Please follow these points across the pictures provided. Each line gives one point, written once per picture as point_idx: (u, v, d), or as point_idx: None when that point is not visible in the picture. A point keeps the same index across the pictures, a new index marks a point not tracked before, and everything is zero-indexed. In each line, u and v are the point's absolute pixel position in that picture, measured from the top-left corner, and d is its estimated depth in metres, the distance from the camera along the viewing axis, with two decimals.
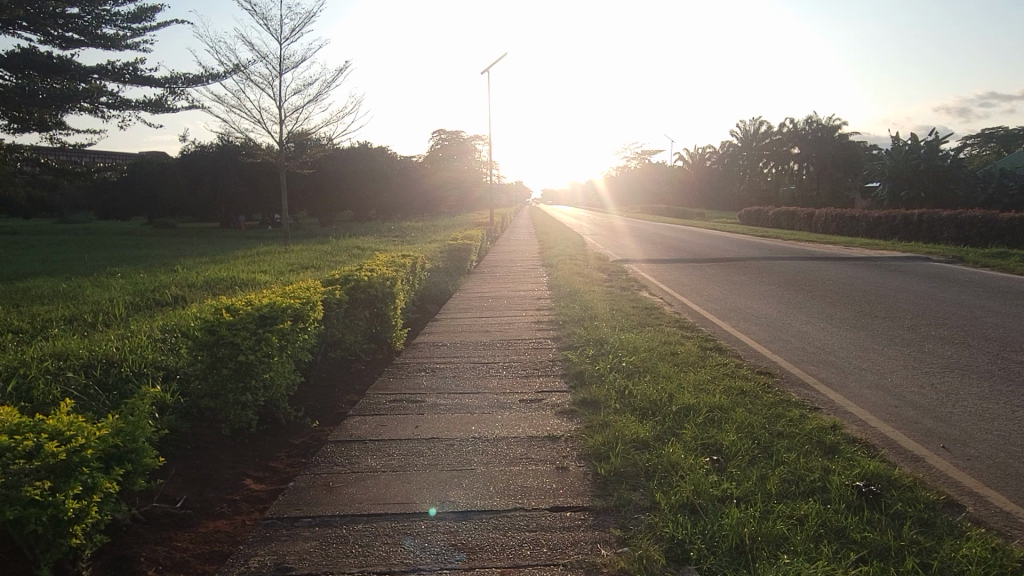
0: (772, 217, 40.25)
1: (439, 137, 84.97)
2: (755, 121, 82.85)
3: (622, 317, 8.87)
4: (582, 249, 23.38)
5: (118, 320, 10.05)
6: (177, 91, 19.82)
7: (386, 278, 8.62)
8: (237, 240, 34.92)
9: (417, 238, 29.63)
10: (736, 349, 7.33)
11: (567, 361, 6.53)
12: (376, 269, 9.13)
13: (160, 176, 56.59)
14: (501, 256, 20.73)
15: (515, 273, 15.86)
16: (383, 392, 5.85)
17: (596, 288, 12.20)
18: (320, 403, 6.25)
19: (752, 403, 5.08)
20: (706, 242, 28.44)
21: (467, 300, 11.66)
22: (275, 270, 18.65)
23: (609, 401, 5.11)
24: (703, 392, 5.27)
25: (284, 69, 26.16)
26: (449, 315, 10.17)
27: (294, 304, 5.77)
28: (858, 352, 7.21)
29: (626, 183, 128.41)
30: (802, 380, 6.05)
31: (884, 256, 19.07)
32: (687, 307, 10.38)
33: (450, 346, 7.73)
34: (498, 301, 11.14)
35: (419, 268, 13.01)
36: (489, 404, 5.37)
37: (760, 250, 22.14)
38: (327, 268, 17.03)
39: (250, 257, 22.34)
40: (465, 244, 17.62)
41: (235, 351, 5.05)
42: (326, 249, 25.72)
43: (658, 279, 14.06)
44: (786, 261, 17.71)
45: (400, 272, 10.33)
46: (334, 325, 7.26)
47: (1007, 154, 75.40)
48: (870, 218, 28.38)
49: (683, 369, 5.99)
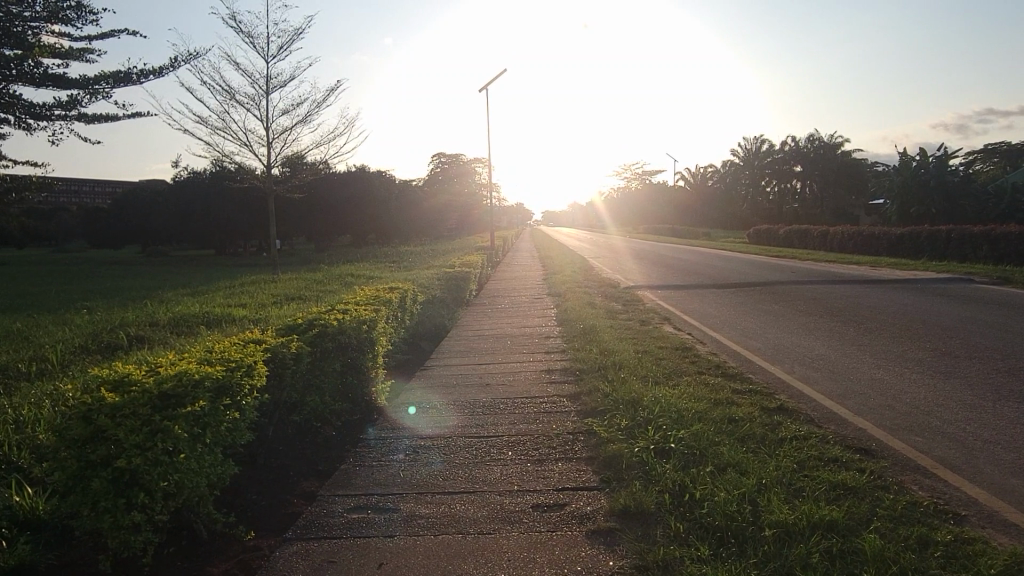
0: (783, 236, 38.92)
1: (438, 161, 84.08)
2: (757, 139, 81.73)
3: (652, 363, 7.29)
4: (589, 274, 21.88)
5: (52, 371, 8.47)
6: (94, 90, 18.25)
7: (360, 320, 7.00)
8: (227, 269, 33.43)
9: (414, 265, 28.10)
10: (807, 409, 5.73)
11: (592, 435, 4.91)
12: (353, 308, 7.59)
13: (153, 204, 55.31)
14: (503, 283, 19.21)
15: (520, 304, 14.33)
16: (343, 489, 4.23)
17: (613, 322, 10.67)
18: (262, 500, 4.63)
19: (873, 515, 3.46)
20: (719, 264, 27.03)
21: (465, 339, 10.08)
22: (257, 303, 17.15)
23: (663, 515, 3.49)
24: (796, 495, 3.66)
25: (271, 89, 24.85)
26: (443, 359, 8.56)
27: (219, 372, 4.18)
28: (965, 411, 5.62)
29: (627, 205, 127.64)
30: (916, 462, 4.46)
31: (919, 278, 17.48)
32: (723, 345, 8.79)
33: (441, 407, 6.11)
34: (500, 340, 9.54)
35: (410, 300, 11.41)
36: (491, 515, 3.75)
37: (782, 273, 20.59)
38: (312, 301, 15.52)
39: (233, 287, 20.82)
40: (463, 271, 16.08)
41: (115, 454, 3.46)
42: (316, 278, 24.25)
43: (681, 309, 12.48)
44: (816, 285, 16.13)
45: (384, 309, 8.79)
46: (290, 388, 5.65)
47: (1012, 169, 74.26)
48: (891, 236, 26.97)
49: (753, 451, 4.38)
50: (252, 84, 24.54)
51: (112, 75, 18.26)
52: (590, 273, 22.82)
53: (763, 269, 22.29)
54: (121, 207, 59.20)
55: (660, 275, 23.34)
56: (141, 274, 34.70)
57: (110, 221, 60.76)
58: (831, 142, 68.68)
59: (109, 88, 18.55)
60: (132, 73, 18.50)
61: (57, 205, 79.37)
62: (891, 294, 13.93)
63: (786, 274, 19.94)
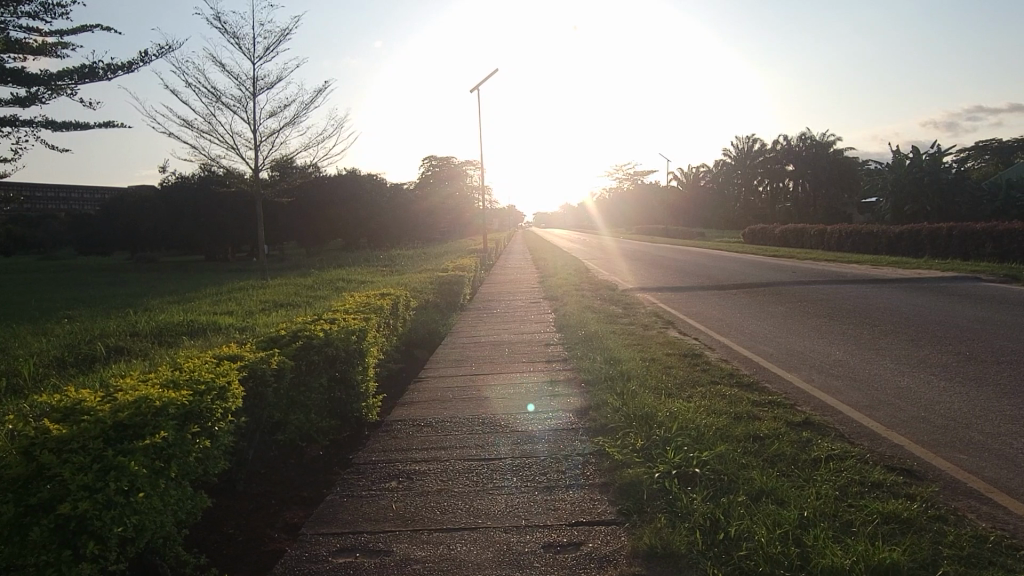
0: (778, 236, 38.57)
1: (429, 163, 83.53)
2: (748, 139, 81.51)
3: (662, 373, 6.82)
4: (586, 277, 21.43)
5: (20, 388, 7.94)
6: (58, 87, 17.67)
7: (347, 330, 6.51)
8: (216, 275, 32.85)
9: (406, 268, 27.61)
10: (836, 423, 5.28)
11: (605, 457, 4.45)
12: (341, 317, 7.10)
13: (140, 209, 54.55)
14: (497, 287, 18.74)
15: (516, 308, 13.86)
16: (329, 526, 3.75)
17: (615, 327, 10.22)
18: (238, 536, 4.14)
19: (937, 556, 3.01)
20: (716, 264, 26.67)
21: (460, 346, 9.61)
22: (244, 310, 16.61)
23: (695, 558, 3.03)
24: (845, 530, 3.20)
25: (258, 91, 24.29)
26: (437, 369, 8.08)
27: (188, 395, 3.68)
28: (1006, 423, 5.19)
29: (619, 206, 127.35)
30: (968, 485, 4.01)
31: (923, 277, 17.10)
32: (732, 352, 8.34)
33: (437, 425, 5.62)
34: (496, 348, 9.07)
35: (403, 307, 10.92)
36: (495, 558, 3.27)
37: (782, 273, 20.21)
38: (301, 308, 14.99)
39: (220, 294, 20.26)
40: (457, 275, 15.59)
41: (60, 496, 2.94)
42: (306, 283, 23.69)
43: (684, 313, 12.02)
44: (819, 285, 15.72)
45: (374, 317, 8.30)
46: (271, 407, 5.16)
47: (1004, 165, 74.25)
48: (890, 234, 26.62)
49: (786, 477, 3.92)
50: (239, 86, 23.99)
51: (77, 71, 17.69)
52: (586, 275, 22.38)
53: (763, 270, 21.91)
54: (109, 213, 58.39)
55: (657, 276, 22.92)
56: (127, 281, 34.04)
57: (97, 228, 59.98)
58: (823, 141, 68.48)
59: (74, 86, 17.99)
60: (98, 68, 17.93)
61: (44, 211, 78.48)
62: (899, 293, 13.54)
63: (787, 273, 19.54)
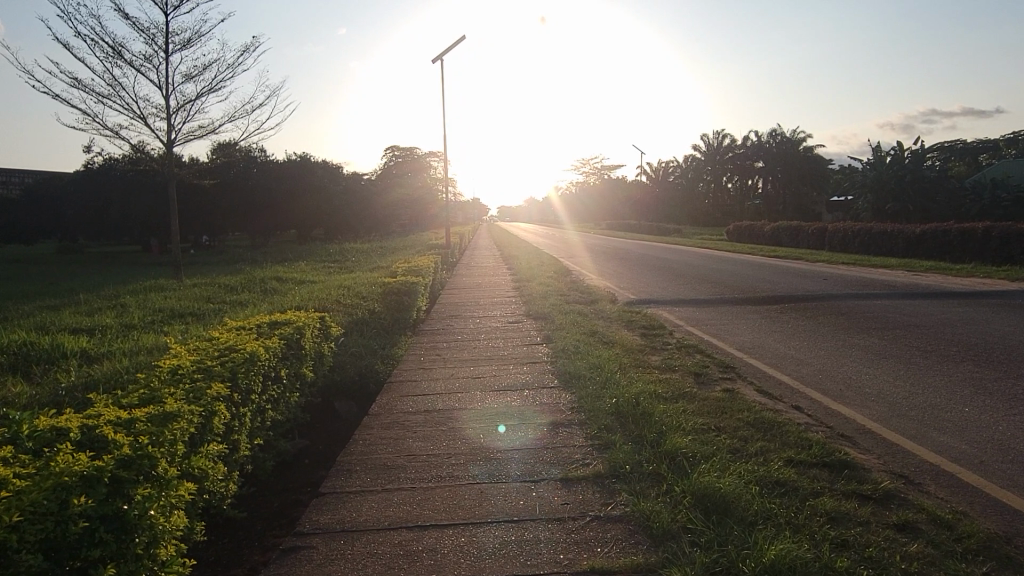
0: (768, 234, 35.39)
1: (393, 154, 78.86)
2: (719, 133, 78.60)
3: (849, 555, 2.98)
4: (569, 281, 17.66)
5: None
6: None
7: (72, 472, 2.47)
8: (136, 270, 28.38)
9: (356, 266, 23.54)
10: None
11: None
12: (115, 418, 3.07)
13: (66, 197, 49.18)
14: (462, 295, 14.93)
15: (490, 332, 9.96)
16: None
17: (653, 380, 6.43)
18: None
19: None
20: (716, 265, 23.27)
21: (396, 420, 5.50)
22: (123, 324, 12.44)
23: None
24: None
25: (173, 49, 19.82)
26: (346, 494, 4.03)
27: None
28: None
29: (583, 203, 124.22)
30: None
31: (995, 288, 13.67)
32: (898, 451, 4.57)
33: None
34: (454, 433, 5.07)
35: (313, 339, 6.88)
36: None
37: (808, 279, 16.75)
38: (191, 327, 10.89)
39: (109, 298, 16.06)
40: (410, 280, 11.58)
41: None
42: (231, 283, 19.56)
43: (737, 347, 8.25)
44: (879, 300, 12.15)
45: (223, 389, 4.26)
46: None
47: (971, 167, 72.35)
48: (906, 234, 23.50)
49: None
50: (147, 41, 19.55)
51: None
52: (568, 278, 18.66)
53: (778, 275, 18.41)
54: (36, 202, 53.14)
55: (655, 280, 19.31)
56: (32, 274, 29.44)
57: (20, 216, 54.39)
58: (794, 137, 65.98)
59: None
60: None
61: None
62: (1004, 315, 10.01)
63: (814, 282, 16.12)
